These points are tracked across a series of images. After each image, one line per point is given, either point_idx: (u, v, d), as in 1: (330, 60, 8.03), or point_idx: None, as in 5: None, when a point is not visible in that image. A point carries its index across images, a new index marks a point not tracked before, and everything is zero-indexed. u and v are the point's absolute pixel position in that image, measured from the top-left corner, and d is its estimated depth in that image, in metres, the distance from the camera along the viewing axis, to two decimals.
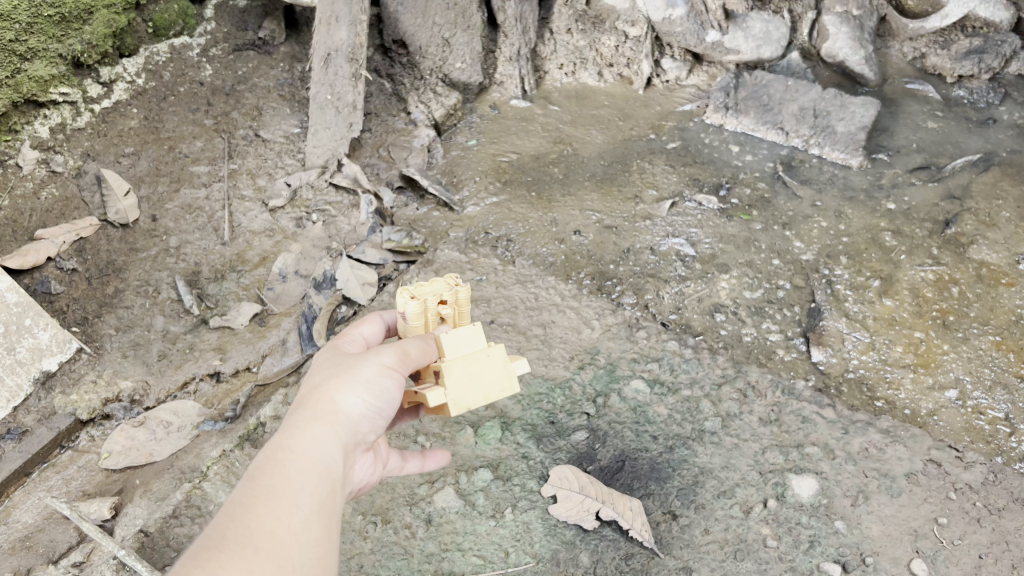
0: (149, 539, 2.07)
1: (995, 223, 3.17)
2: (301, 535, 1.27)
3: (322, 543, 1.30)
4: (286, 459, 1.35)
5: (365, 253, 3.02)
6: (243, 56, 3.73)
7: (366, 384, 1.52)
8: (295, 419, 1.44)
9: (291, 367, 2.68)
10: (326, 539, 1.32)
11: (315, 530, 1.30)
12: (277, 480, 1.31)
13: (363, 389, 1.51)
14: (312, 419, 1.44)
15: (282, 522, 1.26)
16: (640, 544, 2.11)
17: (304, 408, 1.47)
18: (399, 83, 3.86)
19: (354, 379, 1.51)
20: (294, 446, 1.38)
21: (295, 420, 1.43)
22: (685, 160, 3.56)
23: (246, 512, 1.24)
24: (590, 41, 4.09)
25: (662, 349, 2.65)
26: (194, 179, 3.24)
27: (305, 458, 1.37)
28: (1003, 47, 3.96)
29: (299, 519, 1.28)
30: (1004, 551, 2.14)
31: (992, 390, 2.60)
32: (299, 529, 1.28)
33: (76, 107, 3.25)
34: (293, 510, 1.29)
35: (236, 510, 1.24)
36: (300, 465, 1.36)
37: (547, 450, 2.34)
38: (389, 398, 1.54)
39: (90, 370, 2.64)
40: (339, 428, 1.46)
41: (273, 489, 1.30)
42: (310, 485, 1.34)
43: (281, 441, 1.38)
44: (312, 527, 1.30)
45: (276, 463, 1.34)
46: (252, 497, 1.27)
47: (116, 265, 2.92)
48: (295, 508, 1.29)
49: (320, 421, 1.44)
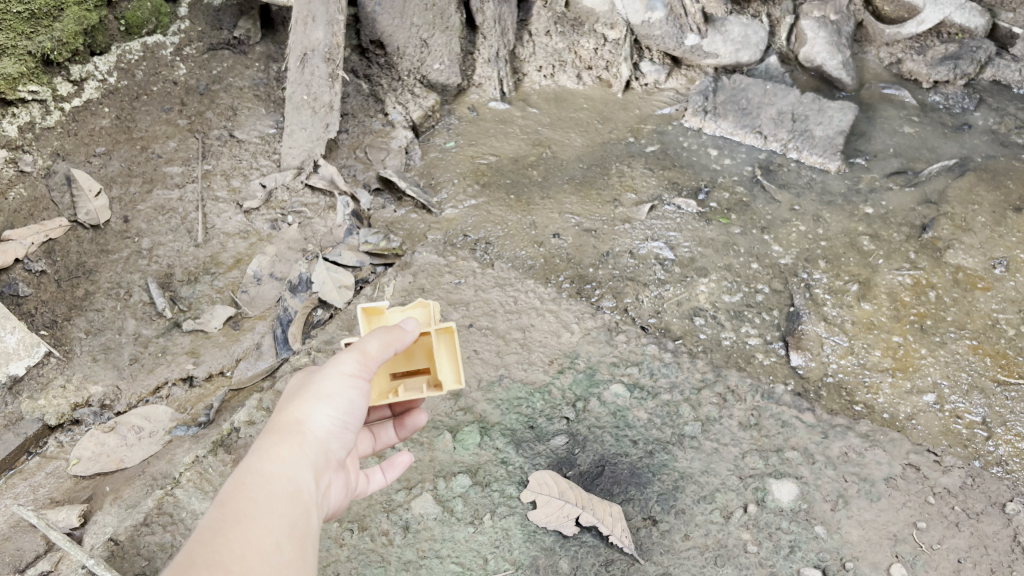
0: (120, 548, 2.02)
1: (970, 227, 3.20)
2: (275, 552, 1.27)
3: (295, 561, 1.30)
4: (253, 480, 1.36)
5: (342, 256, 2.99)
6: (217, 55, 3.68)
7: (332, 403, 1.53)
8: (264, 444, 1.44)
9: (266, 371, 2.62)
10: (299, 555, 1.32)
11: (288, 548, 1.31)
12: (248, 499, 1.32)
13: (330, 408, 1.52)
14: (279, 441, 1.45)
15: (255, 538, 1.26)
16: (620, 550, 2.09)
17: (271, 435, 1.47)
18: (376, 84, 3.82)
19: (318, 396, 1.52)
20: (263, 470, 1.38)
21: (262, 445, 1.44)
22: (664, 164, 3.55)
23: (221, 533, 1.23)
24: (569, 44, 4.07)
25: (641, 353, 2.64)
26: (168, 180, 3.19)
27: (273, 478, 1.38)
28: (977, 53, 4.00)
29: (271, 535, 1.29)
30: (982, 555, 2.15)
31: (969, 394, 2.61)
32: (272, 545, 1.28)
33: (45, 106, 3.16)
34: (264, 528, 1.29)
35: (210, 529, 1.24)
36: (269, 488, 1.36)
37: (526, 454, 2.32)
38: (356, 410, 1.56)
39: (59, 374, 2.57)
40: (307, 449, 1.46)
41: (244, 509, 1.30)
42: (280, 508, 1.34)
43: (249, 465, 1.39)
44: (284, 543, 1.30)
45: (245, 485, 1.34)
46: (224, 517, 1.27)
47: (87, 267, 2.86)
48: (266, 526, 1.29)
49: (288, 445, 1.45)
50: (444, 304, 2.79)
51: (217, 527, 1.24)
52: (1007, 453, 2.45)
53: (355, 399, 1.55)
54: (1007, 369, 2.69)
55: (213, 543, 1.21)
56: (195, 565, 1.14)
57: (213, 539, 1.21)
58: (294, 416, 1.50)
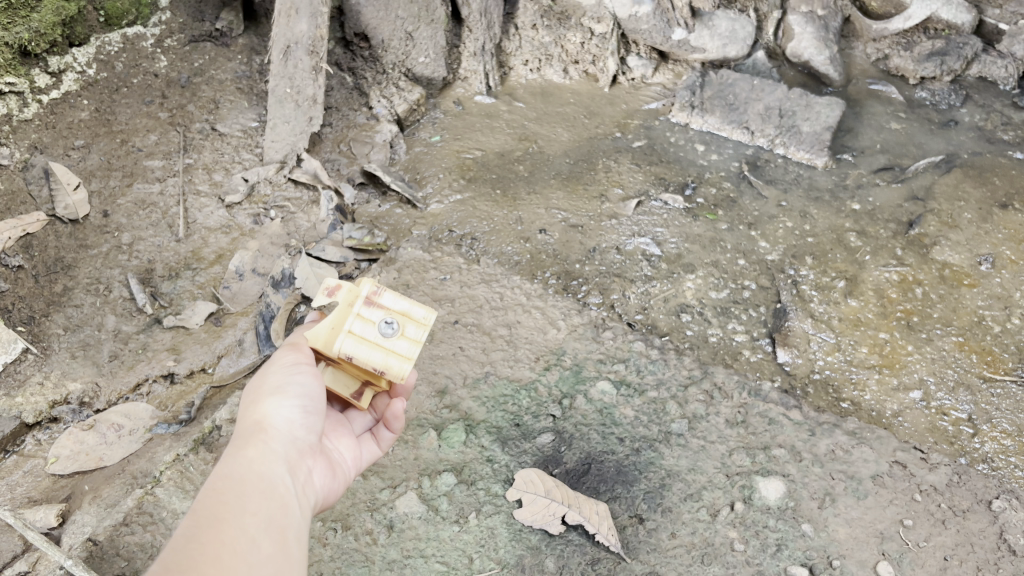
0: (98, 548, 1.99)
1: (957, 224, 3.19)
2: (252, 546, 1.25)
3: (275, 555, 1.28)
4: (223, 483, 1.35)
5: (325, 251, 2.95)
6: (199, 48, 3.62)
7: (283, 395, 1.55)
8: (230, 449, 1.44)
9: (248, 369, 2.60)
10: (281, 548, 1.30)
11: (266, 542, 1.28)
12: (221, 502, 1.30)
13: (284, 401, 1.55)
14: (242, 444, 1.45)
15: (232, 535, 1.24)
16: (606, 549, 2.08)
17: (233, 441, 1.47)
18: (360, 77, 3.76)
19: (273, 395, 1.55)
20: (232, 472, 1.38)
21: (228, 452, 1.44)
22: (651, 159, 3.53)
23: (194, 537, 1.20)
24: (556, 38, 4.04)
25: (628, 349, 2.63)
26: (148, 174, 3.14)
27: (241, 479, 1.38)
28: (964, 49, 4.01)
29: (248, 532, 1.27)
30: (969, 553, 2.14)
31: (955, 391, 2.61)
32: (250, 541, 1.26)
33: (22, 98, 3.09)
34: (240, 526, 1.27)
35: (187, 533, 1.22)
36: (241, 488, 1.35)
37: (512, 452, 2.29)
38: (312, 394, 1.59)
39: (36, 372, 2.52)
40: (273, 445, 1.47)
41: (217, 510, 1.28)
42: (253, 505, 1.33)
43: (217, 472, 1.38)
44: (261, 539, 1.28)
45: (217, 489, 1.33)
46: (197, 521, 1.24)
47: (65, 262, 2.81)
48: (242, 525, 1.28)
49: (251, 445, 1.45)
50: (430, 300, 2.77)
51: (190, 530, 1.22)
52: (993, 450, 2.45)
53: (307, 388, 1.59)
54: (993, 366, 2.69)
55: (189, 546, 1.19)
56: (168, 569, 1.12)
57: (185, 543, 1.19)
58: (253, 418, 1.51)
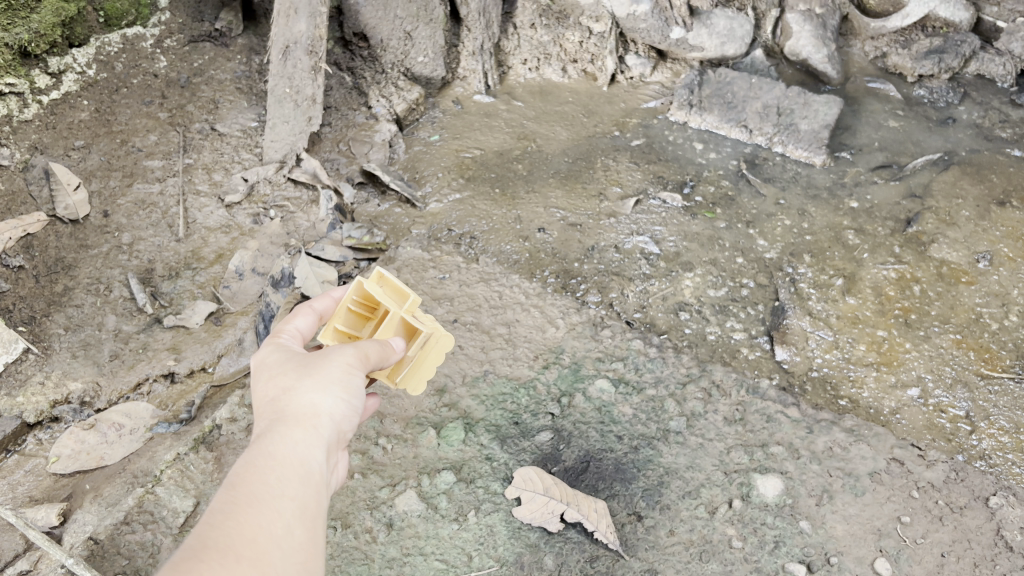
0: (99, 547, 2.02)
1: (954, 221, 3.20)
2: (287, 534, 1.25)
3: (306, 545, 1.27)
4: (262, 463, 1.34)
5: (325, 250, 2.96)
6: (198, 48, 3.64)
7: (339, 384, 1.51)
8: (273, 425, 1.42)
9: (247, 368, 2.60)
10: (312, 539, 1.29)
11: (299, 530, 1.28)
12: (260, 482, 1.30)
13: (337, 390, 1.50)
14: (287, 422, 1.43)
15: (268, 522, 1.24)
16: (605, 546, 2.09)
17: (277, 416, 1.45)
18: (359, 77, 3.77)
19: (325, 380, 1.50)
20: (273, 451, 1.36)
21: (271, 427, 1.42)
22: (650, 158, 3.54)
23: (228, 519, 1.20)
24: (555, 37, 4.04)
25: (626, 348, 2.64)
26: (148, 174, 3.15)
27: (283, 459, 1.36)
28: (962, 47, 4.01)
29: (283, 518, 1.27)
30: (966, 549, 2.15)
31: (953, 388, 2.61)
32: (284, 528, 1.25)
33: (23, 98, 3.09)
34: (275, 511, 1.27)
35: (220, 513, 1.22)
36: (280, 470, 1.34)
37: (510, 450, 2.30)
38: (360, 394, 1.54)
39: (37, 371, 2.53)
40: (317, 431, 1.45)
41: (254, 492, 1.28)
42: (291, 490, 1.32)
43: (257, 449, 1.37)
44: (295, 528, 1.27)
45: (256, 468, 1.32)
46: (235, 500, 1.25)
47: (66, 262, 2.81)
48: (277, 510, 1.27)
49: (296, 425, 1.43)
50: (429, 299, 2.77)
51: (226, 509, 1.22)
52: (990, 447, 2.45)
53: (357, 385, 1.54)
54: (991, 363, 2.70)
55: (224, 528, 1.18)
56: (204, 549, 1.12)
57: (220, 523, 1.19)
58: (300, 399, 1.47)
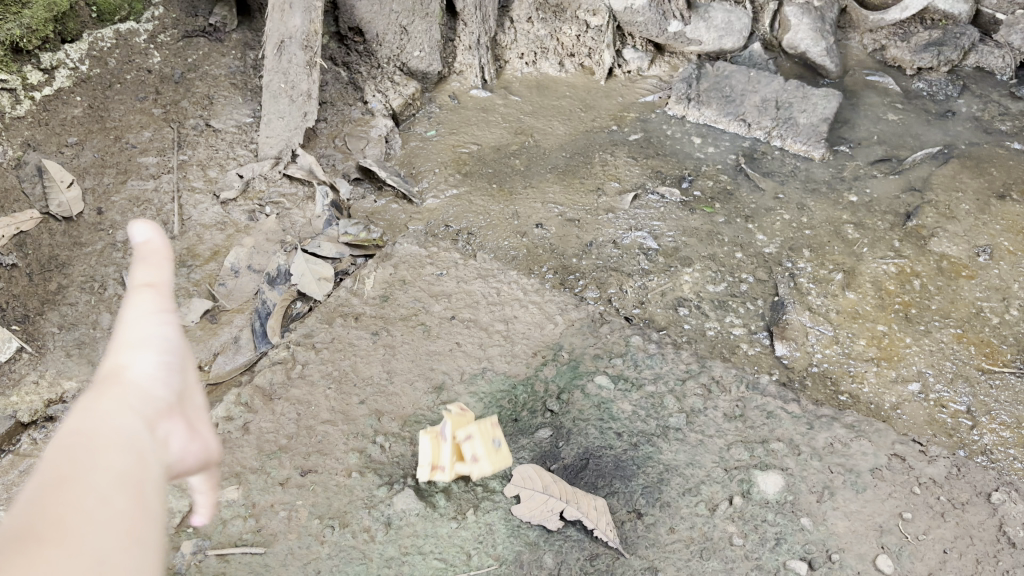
0: None
1: (954, 215, 3.18)
2: (110, 498, 0.73)
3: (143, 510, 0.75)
4: (76, 425, 0.80)
5: (321, 247, 2.92)
6: (192, 43, 3.62)
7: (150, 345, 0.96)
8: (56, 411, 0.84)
9: (244, 366, 2.57)
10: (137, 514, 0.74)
11: (129, 493, 0.75)
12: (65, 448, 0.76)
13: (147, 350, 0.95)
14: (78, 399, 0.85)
15: (99, 474, 0.75)
16: (605, 544, 2.07)
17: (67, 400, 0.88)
18: (354, 72, 3.73)
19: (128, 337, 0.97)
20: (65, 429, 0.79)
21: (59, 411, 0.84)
22: (647, 152, 3.52)
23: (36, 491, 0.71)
24: (551, 31, 4.02)
25: (625, 344, 2.62)
26: (143, 171, 3.12)
27: (73, 438, 0.78)
28: (961, 39, 4.00)
29: (126, 473, 0.77)
30: (968, 545, 2.14)
31: (954, 383, 2.60)
32: (103, 491, 0.73)
33: (15, 95, 3.01)
34: (86, 480, 0.73)
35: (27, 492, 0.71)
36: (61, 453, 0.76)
37: (509, 448, 2.29)
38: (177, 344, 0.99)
39: (31, 370, 2.50)
40: (120, 400, 0.87)
41: (77, 453, 0.76)
42: (110, 455, 0.78)
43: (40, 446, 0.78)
44: (119, 490, 0.74)
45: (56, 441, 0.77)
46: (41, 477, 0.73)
47: (60, 260, 2.79)
48: (87, 474, 0.74)
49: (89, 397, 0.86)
50: (427, 296, 2.76)
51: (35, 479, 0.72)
52: (992, 442, 2.44)
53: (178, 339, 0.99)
54: (992, 357, 2.69)
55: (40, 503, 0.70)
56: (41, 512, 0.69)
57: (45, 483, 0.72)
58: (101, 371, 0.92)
